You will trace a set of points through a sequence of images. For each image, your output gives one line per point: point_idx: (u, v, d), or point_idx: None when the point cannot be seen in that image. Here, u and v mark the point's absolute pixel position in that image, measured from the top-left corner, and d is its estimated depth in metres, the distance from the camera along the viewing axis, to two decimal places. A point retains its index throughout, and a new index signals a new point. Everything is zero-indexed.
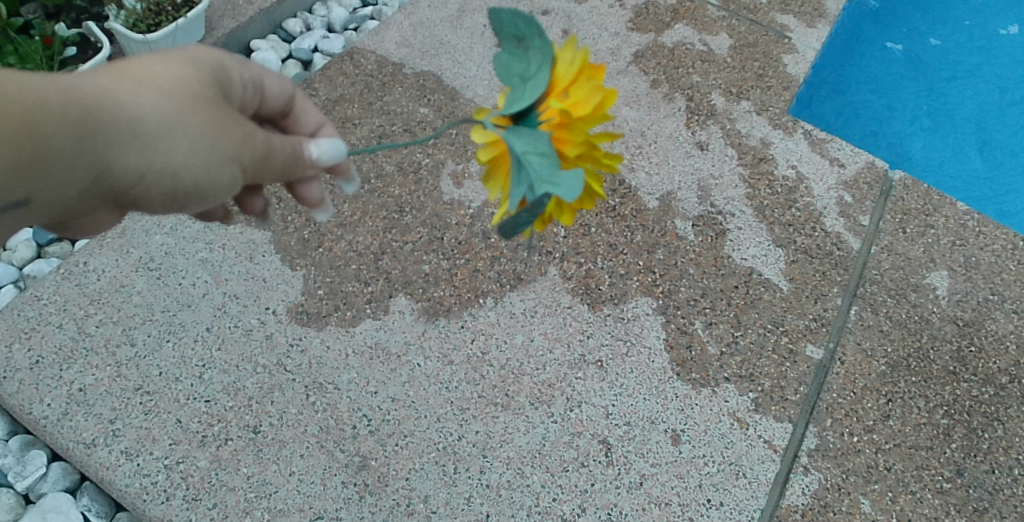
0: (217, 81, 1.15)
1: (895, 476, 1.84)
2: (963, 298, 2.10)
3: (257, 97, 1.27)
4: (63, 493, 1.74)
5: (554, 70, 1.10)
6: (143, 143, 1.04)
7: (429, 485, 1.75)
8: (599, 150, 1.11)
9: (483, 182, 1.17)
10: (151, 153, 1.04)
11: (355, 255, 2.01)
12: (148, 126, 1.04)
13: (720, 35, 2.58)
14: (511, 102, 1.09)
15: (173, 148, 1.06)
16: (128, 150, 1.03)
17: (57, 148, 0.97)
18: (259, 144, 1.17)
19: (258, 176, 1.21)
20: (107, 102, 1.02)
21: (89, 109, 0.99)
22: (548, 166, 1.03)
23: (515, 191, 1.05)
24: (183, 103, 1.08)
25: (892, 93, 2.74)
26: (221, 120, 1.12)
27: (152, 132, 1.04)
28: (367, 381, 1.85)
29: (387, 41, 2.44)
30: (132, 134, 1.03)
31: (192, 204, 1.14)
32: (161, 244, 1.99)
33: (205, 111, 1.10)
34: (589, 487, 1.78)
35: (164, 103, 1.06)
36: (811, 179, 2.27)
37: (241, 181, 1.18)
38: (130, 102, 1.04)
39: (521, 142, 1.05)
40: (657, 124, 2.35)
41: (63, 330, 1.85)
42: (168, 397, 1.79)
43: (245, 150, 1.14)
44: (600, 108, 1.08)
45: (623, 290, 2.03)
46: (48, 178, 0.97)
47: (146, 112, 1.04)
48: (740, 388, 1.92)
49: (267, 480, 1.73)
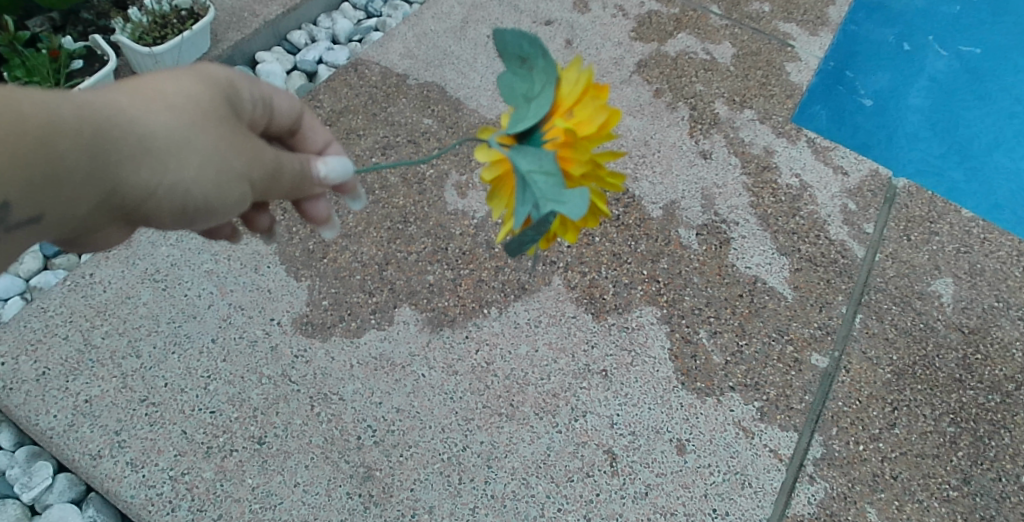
0: (227, 98, 1.16)
1: (901, 484, 1.83)
2: (968, 305, 2.09)
3: (268, 115, 1.28)
4: (69, 504, 1.74)
5: (558, 90, 1.11)
6: (155, 159, 1.05)
7: (434, 495, 1.75)
8: (604, 169, 1.11)
9: (486, 201, 1.17)
10: (162, 170, 1.05)
11: (360, 266, 2.02)
12: (159, 142, 1.05)
13: (723, 44, 2.59)
14: (516, 121, 1.10)
15: (184, 163, 1.07)
16: (139, 167, 1.04)
17: (70, 166, 0.97)
18: (269, 161, 1.18)
19: (267, 193, 1.22)
20: (119, 119, 1.02)
21: (101, 126, 1.00)
22: (554, 185, 1.04)
23: (520, 209, 1.05)
24: (194, 120, 1.09)
25: (898, 103, 2.74)
26: (232, 137, 1.12)
27: (163, 149, 1.05)
28: (372, 391, 1.85)
29: (391, 52, 2.45)
30: (144, 150, 1.04)
31: (201, 221, 1.15)
32: (166, 256, 2.00)
33: (215, 129, 1.10)
34: (594, 497, 1.77)
35: (176, 120, 1.07)
36: (815, 187, 2.27)
37: (250, 197, 1.18)
38: (141, 119, 1.05)
39: (525, 160, 1.06)
40: (661, 133, 2.35)
41: (70, 342, 1.86)
42: (174, 408, 1.80)
43: (255, 167, 1.15)
44: (605, 127, 1.09)
45: (627, 300, 2.03)
46: (61, 195, 0.98)
47: (157, 128, 1.05)
48: (746, 397, 1.92)
49: (272, 491, 1.73)
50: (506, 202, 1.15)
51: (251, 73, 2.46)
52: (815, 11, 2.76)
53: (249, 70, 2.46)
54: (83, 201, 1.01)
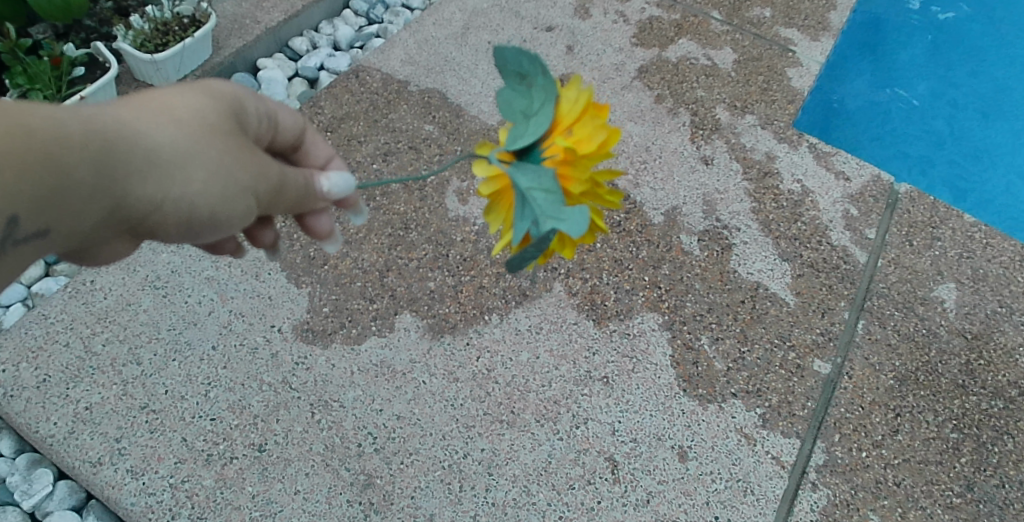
0: (234, 112, 1.16)
1: (905, 491, 1.82)
2: (971, 311, 2.08)
3: (272, 130, 1.28)
4: (69, 511, 1.74)
5: (558, 108, 1.10)
6: (161, 174, 1.05)
7: (435, 503, 1.74)
8: (602, 188, 1.11)
9: (483, 216, 1.17)
10: (168, 184, 1.05)
11: (361, 273, 2.01)
12: (165, 156, 1.05)
13: (724, 49, 2.59)
14: (514, 138, 1.09)
15: (190, 177, 1.07)
16: (146, 181, 1.04)
17: (77, 179, 0.97)
18: (274, 176, 1.18)
19: (270, 207, 1.22)
20: (126, 134, 1.02)
21: (108, 140, 1.00)
22: (552, 203, 1.03)
23: (517, 226, 1.05)
24: (201, 134, 1.09)
25: (901, 109, 2.74)
26: (236, 151, 1.12)
27: (170, 163, 1.05)
28: (372, 398, 1.85)
29: (392, 59, 2.46)
30: (150, 165, 1.04)
31: (208, 234, 1.15)
32: (167, 262, 2.00)
33: (221, 143, 1.11)
34: (595, 505, 1.77)
35: (181, 134, 1.07)
36: (817, 193, 2.26)
37: (256, 211, 1.19)
38: (148, 133, 1.05)
39: (524, 178, 1.06)
40: (662, 139, 2.35)
41: (70, 349, 1.86)
42: (174, 416, 1.80)
43: (260, 181, 1.15)
44: (605, 146, 1.08)
45: (629, 306, 2.02)
46: (68, 209, 0.98)
47: (163, 142, 1.05)
48: (748, 403, 1.91)
49: (272, 499, 1.72)
50: (503, 218, 1.15)
51: (253, 80, 2.46)
52: (816, 16, 2.76)
53: (251, 77, 2.46)
54: (89, 214, 1.00)
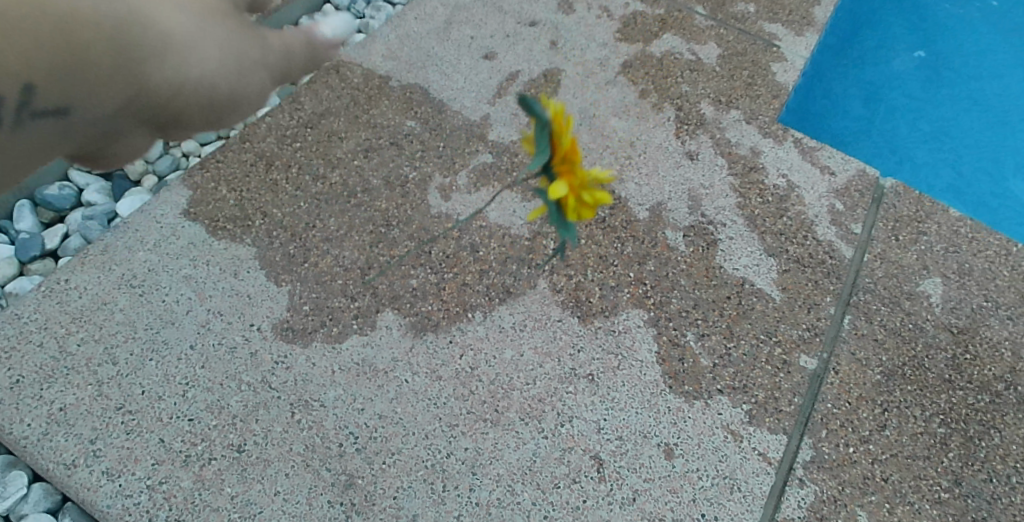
0: None
1: (892, 487, 1.81)
2: (957, 305, 2.07)
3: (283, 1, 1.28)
4: (44, 514, 1.70)
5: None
6: (174, 55, 1.08)
7: (417, 503, 1.71)
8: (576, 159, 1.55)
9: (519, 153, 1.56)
10: (184, 67, 1.10)
11: (342, 270, 1.99)
12: (178, 39, 1.08)
13: (708, 44, 2.57)
14: None
15: (202, 57, 1.11)
16: (162, 65, 1.08)
17: (93, 60, 1.03)
18: (281, 45, 1.22)
19: (281, 79, 1.26)
20: (140, 17, 1.05)
21: (122, 24, 1.04)
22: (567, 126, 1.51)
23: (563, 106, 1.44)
24: (211, 14, 1.12)
25: (889, 107, 2.73)
26: (244, 27, 1.16)
27: (182, 44, 1.09)
28: (353, 397, 1.82)
29: (373, 54, 2.43)
30: (165, 46, 1.07)
31: (226, 115, 1.21)
32: (144, 261, 1.97)
33: (228, 21, 1.14)
34: (581, 504, 1.74)
35: (191, 16, 1.10)
36: (802, 188, 2.25)
37: (269, 85, 1.23)
38: (158, 15, 1.07)
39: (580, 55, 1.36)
40: (647, 134, 2.33)
41: (44, 349, 1.82)
42: (151, 416, 1.76)
43: (267, 55, 1.19)
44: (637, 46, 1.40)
45: (614, 302, 2.00)
46: (91, 90, 1.05)
47: (174, 27, 1.08)
48: (734, 399, 1.89)
49: (251, 500, 1.69)
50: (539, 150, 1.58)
51: None
52: (801, 11, 2.72)
53: None
54: (111, 96, 1.07)
